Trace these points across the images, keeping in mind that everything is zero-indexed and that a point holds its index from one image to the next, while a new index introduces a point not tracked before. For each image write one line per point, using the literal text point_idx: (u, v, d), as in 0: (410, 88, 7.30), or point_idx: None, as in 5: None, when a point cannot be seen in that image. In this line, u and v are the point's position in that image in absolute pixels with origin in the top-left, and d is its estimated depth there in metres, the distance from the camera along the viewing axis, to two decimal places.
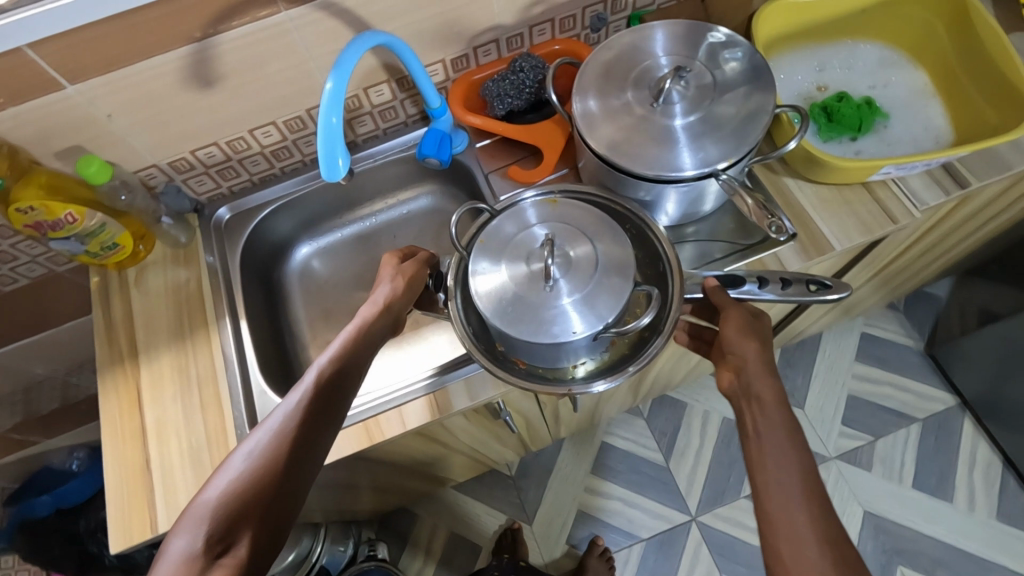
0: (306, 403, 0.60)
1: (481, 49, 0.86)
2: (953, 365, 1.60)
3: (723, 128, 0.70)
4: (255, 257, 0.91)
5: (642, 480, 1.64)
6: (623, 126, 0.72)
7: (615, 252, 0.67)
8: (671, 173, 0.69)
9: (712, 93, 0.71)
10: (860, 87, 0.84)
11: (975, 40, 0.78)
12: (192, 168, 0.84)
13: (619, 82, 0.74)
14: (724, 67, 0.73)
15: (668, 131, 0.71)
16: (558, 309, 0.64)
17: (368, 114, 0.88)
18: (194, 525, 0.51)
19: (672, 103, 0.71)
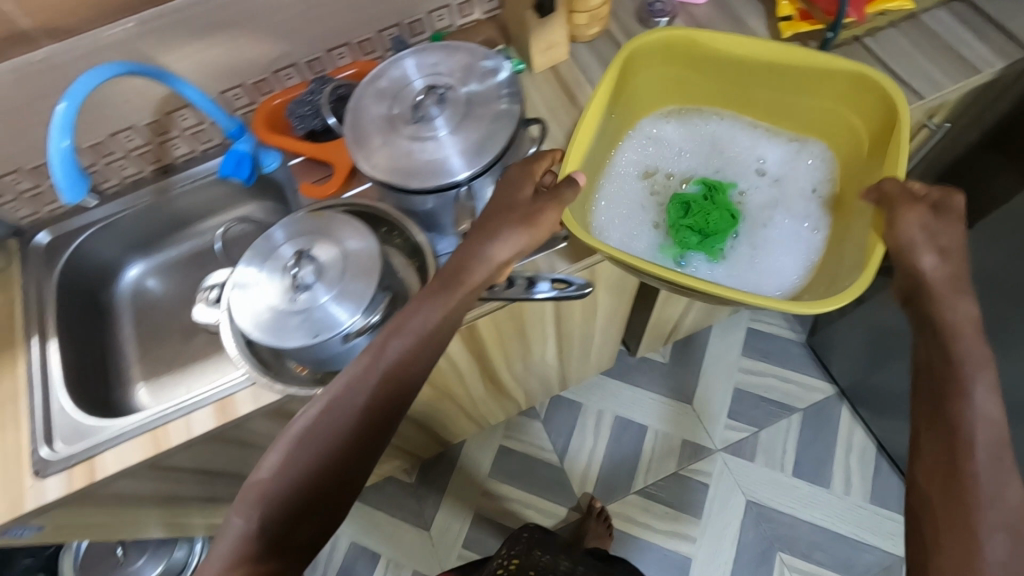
0: (371, 382, 0.62)
1: (282, 73, 0.91)
2: (829, 354, 1.67)
3: (472, 136, 0.75)
4: (81, 277, 0.94)
5: (537, 480, 1.68)
6: (386, 144, 0.76)
7: (364, 259, 0.70)
8: (415, 184, 0.73)
9: (463, 106, 0.77)
10: (674, 177, 0.90)
11: (754, 63, 0.85)
12: (4, 192, 0.88)
13: (385, 103, 0.79)
14: (477, 84, 0.78)
15: (418, 144, 0.75)
16: (306, 316, 0.68)
17: (179, 137, 0.92)
18: (248, 508, 0.58)
19: (429, 118, 0.76)
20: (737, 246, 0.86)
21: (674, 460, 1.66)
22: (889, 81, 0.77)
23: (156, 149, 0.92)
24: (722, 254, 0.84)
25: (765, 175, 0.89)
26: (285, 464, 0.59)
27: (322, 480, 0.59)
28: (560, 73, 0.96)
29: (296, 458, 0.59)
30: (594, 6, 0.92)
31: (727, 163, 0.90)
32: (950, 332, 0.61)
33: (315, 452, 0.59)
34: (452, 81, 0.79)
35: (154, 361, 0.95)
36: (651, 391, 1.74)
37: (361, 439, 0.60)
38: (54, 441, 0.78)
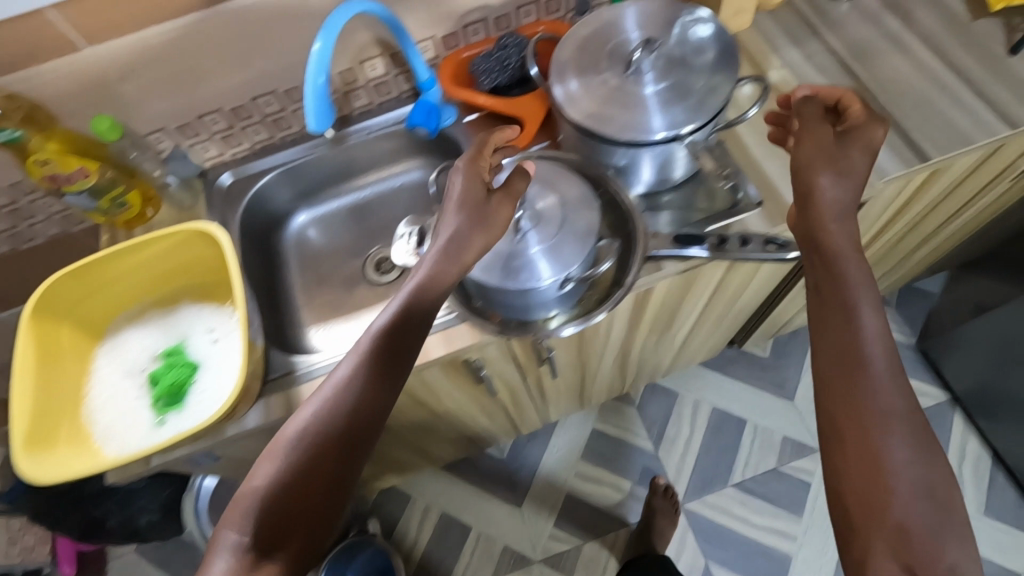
0: (336, 399, 0.61)
1: (471, 28, 0.91)
2: (945, 359, 1.61)
3: (688, 96, 0.75)
4: (256, 220, 0.97)
5: (630, 466, 1.66)
6: (593, 95, 0.77)
7: (577, 210, 0.74)
8: (639, 137, 0.74)
9: (676, 64, 0.77)
10: (143, 358, 0.80)
11: (109, 264, 0.77)
12: (197, 134, 0.91)
13: (595, 55, 0.81)
14: (692, 41, 0.79)
15: (639, 98, 0.76)
16: (526, 256, 0.71)
17: (363, 88, 0.93)
18: (242, 519, 0.56)
19: (642, 73, 0.77)
20: (197, 393, 0.76)
21: (774, 456, 1.62)
22: (204, 224, 0.75)
23: (339, 98, 0.93)
24: (191, 402, 0.76)
25: (181, 329, 0.82)
26: (277, 470, 0.58)
27: (277, 516, 0.56)
28: (742, 41, 0.94)
29: (286, 473, 0.58)
30: None
31: (178, 317, 0.82)
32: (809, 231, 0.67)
33: (313, 421, 0.60)
34: (666, 40, 0.79)
35: (318, 307, 0.97)
36: (749, 385, 1.71)
37: (326, 449, 0.59)
38: (268, 379, 0.80)
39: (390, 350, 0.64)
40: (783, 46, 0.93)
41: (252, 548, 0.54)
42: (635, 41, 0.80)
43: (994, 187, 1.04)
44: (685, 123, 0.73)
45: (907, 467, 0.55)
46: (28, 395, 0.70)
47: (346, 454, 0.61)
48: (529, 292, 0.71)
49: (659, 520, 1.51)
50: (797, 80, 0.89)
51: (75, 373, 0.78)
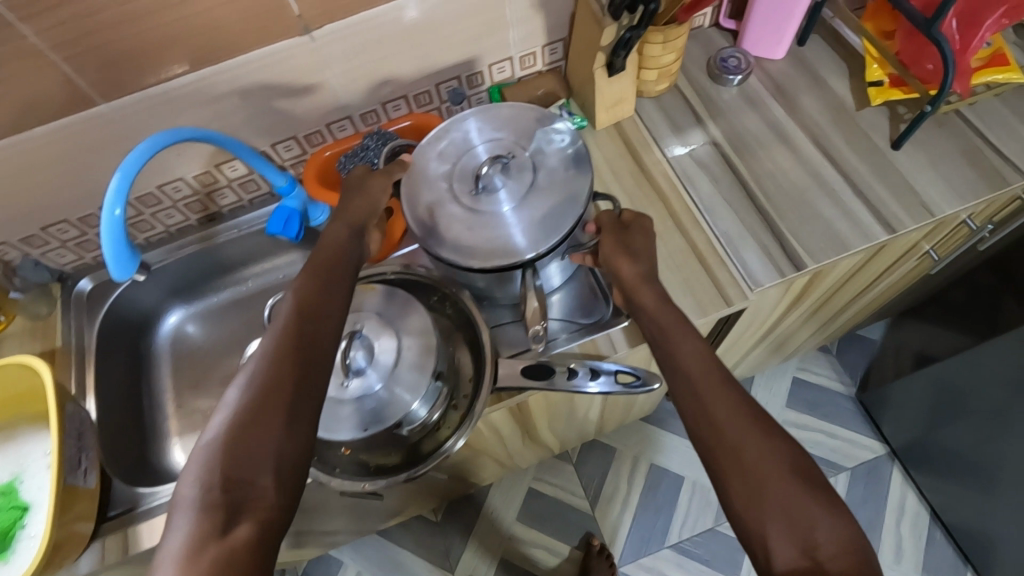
0: (265, 365, 0.56)
1: (335, 125, 0.88)
2: (883, 412, 1.58)
3: (539, 214, 0.70)
4: (120, 325, 0.92)
5: (566, 527, 1.62)
6: (445, 214, 0.71)
7: (417, 343, 0.68)
8: (499, 262, 0.68)
9: (530, 179, 0.72)
10: None
11: None
12: (48, 242, 0.86)
13: (447, 166, 0.75)
14: (546, 153, 0.74)
15: (492, 217, 0.71)
16: (355, 404, 0.64)
17: (227, 188, 0.89)
18: (201, 480, 0.50)
19: (493, 190, 0.72)
20: (22, 541, 0.71)
21: (711, 515, 1.59)
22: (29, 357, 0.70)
23: (203, 199, 0.89)
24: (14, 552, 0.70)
25: (16, 460, 0.76)
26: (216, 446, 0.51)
27: (233, 492, 0.49)
28: (623, 130, 0.91)
29: (235, 442, 0.51)
30: (666, 62, 0.85)
31: (14, 447, 0.77)
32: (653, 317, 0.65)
33: (252, 390, 0.54)
34: (521, 151, 0.74)
35: (189, 413, 0.92)
36: (687, 439, 1.67)
37: (275, 410, 0.53)
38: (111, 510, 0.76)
39: (309, 318, 0.60)
40: (665, 137, 0.89)
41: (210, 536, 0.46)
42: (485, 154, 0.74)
43: (898, 268, 1.01)
44: (535, 246, 0.68)
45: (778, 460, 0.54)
46: None
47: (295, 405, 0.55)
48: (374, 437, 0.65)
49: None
50: (675, 175, 0.86)
51: None
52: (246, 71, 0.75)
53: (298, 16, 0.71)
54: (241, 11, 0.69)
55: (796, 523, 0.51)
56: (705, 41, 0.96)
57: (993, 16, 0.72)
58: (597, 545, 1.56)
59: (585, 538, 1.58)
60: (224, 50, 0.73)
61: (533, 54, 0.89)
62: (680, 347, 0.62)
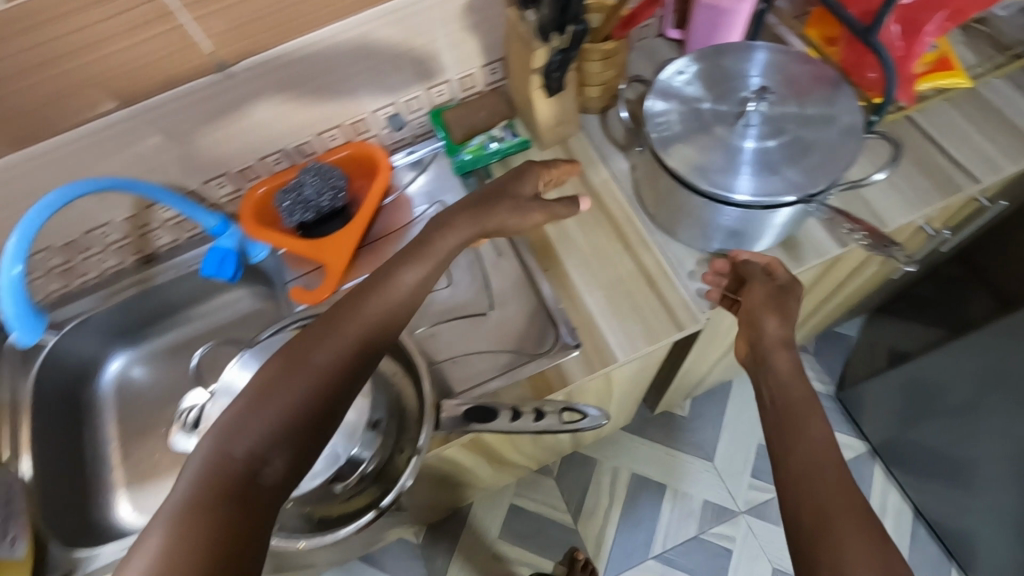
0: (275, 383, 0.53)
1: (270, 159, 0.84)
2: (862, 410, 1.57)
3: (814, 153, 0.66)
4: (58, 374, 0.88)
5: (549, 542, 1.59)
6: (694, 148, 0.69)
7: None
8: (729, 196, 0.67)
9: (788, 115, 0.68)
10: None
11: None
12: None
13: (693, 101, 0.72)
14: (807, 90, 0.70)
15: (740, 153, 0.68)
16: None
17: (161, 228, 0.86)
18: (178, 492, 0.46)
19: (750, 125, 0.68)
20: None
21: (694, 523, 1.57)
22: None
23: (137, 241, 0.86)
24: None
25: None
26: (235, 434, 0.50)
27: (232, 481, 0.47)
28: (571, 149, 0.88)
29: (254, 433, 0.50)
30: (609, 78, 0.83)
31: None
32: (778, 398, 0.65)
33: (292, 389, 0.52)
34: (781, 87, 0.70)
35: (136, 463, 0.89)
36: (667, 446, 1.65)
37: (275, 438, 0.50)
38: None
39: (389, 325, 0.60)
40: (611, 155, 0.87)
41: (197, 509, 0.45)
42: (757, 84, 0.71)
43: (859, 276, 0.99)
44: (784, 192, 0.65)
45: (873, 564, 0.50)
46: None
47: (319, 415, 0.53)
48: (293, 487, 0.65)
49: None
50: (623, 194, 0.84)
51: None
52: (166, 112, 0.72)
53: (210, 53, 0.68)
54: (152, 52, 0.65)
55: None
56: (650, 53, 0.93)
57: (934, 20, 0.70)
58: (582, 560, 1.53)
59: (569, 554, 1.56)
60: (139, 92, 0.69)
61: (471, 76, 0.87)
62: (806, 430, 0.61)
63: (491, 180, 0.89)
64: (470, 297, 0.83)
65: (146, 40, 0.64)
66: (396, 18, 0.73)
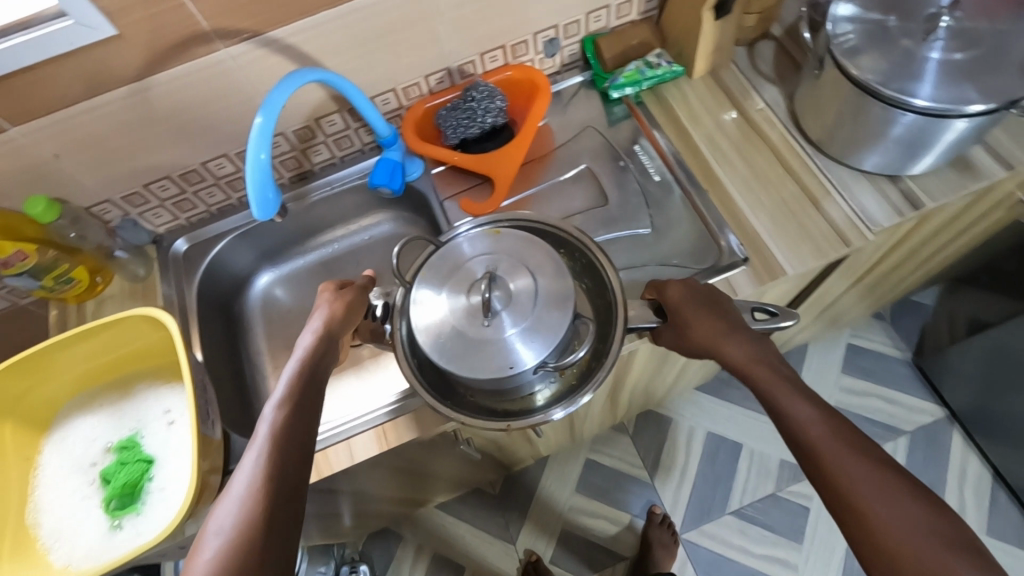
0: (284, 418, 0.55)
1: (434, 77, 0.86)
2: (943, 376, 1.58)
3: (1009, 64, 0.65)
4: (215, 286, 0.91)
5: (625, 496, 1.62)
6: (875, 59, 0.69)
7: (554, 285, 0.65)
8: (910, 103, 0.66)
9: (980, 31, 0.67)
10: (94, 452, 0.75)
11: (53, 354, 0.72)
12: (147, 202, 0.85)
13: (874, 17, 0.72)
14: (1007, 3, 0.68)
15: (924, 64, 0.67)
16: (499, 344, 0.62)
17: (323, 143, 0.88)
18: (222, 532, 0.47)
19: (938, 38, 0.68)
20: (152, 491, 0.71)
21: (771, 482, 1.58)
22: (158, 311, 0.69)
23: (299, 155, 0.88)
24: (145, 502, 0.70)
25: (134, 418, 0.76)
26: (222, 547, 0.46)
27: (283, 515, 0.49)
28: (721, 78, 0.90)
29: (263, 504, 0.49)
30: (770, 5, 0.84)
31: (135, 402, 0.77)
32: (792, 415, 0.57)
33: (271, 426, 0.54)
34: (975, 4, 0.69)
35: None
36: (743, 408, 1.67)
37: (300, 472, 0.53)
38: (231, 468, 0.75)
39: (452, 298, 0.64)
40: (763, 83, 0.89)
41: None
42: (947, 1, 0.70)
43: (988, 218, 1.00)
44: (975, 99, 0.64)
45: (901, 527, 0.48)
46: None
47: (293, 514, 0.50)
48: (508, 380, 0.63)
49: (658, 551, 1.48)
50: (781, 121, 0.85)
51: (19, 473, 0.72)
52: (356, 18, 0.73)
53: None
54: None
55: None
56: None
57: None
58: (660, 515, 1.56)
59: (647, 509, 1.58)
60: None
61: (630, 3, 0.88)
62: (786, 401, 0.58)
63: (641, 105, 0.91)
64: (627, 216, 0.84)
65: None
66: None
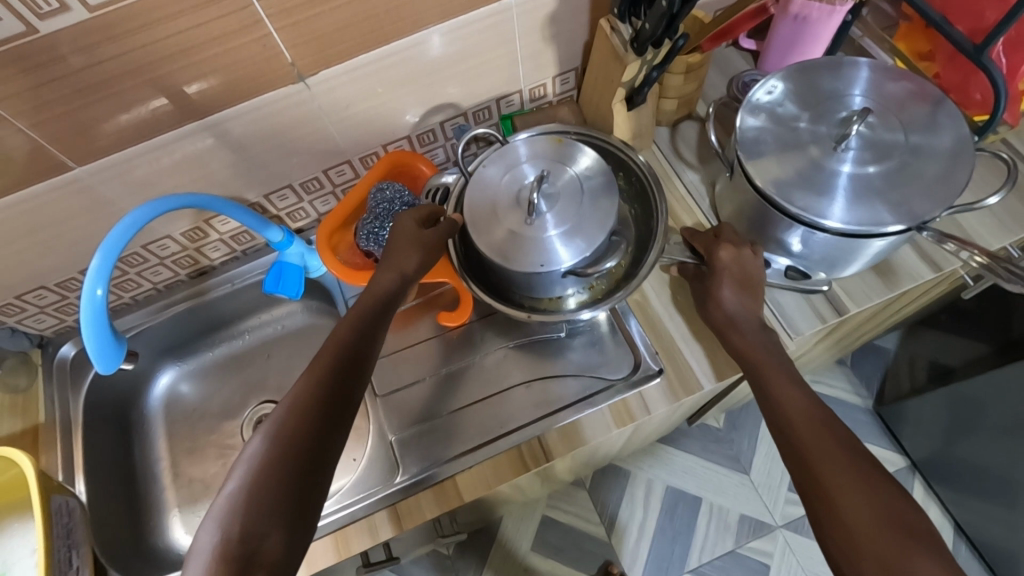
0: (311, 393, 0.56)
1: (334, 170, 0.82)
2: (902, 425, 1.54)
3: (920, 178, 0.62)
4: (107, 391, 0.85)
5: (583, 556, 1.57)
6: (784, 167, 0.65)
7: (603, 195, 0.65)
8: (819, 220, 0.62)
9: (890, 141, 0.64)
10: None
11: None
12: (24, 310, 0.79)
13: (785, 117, 0.68)
14: (913, 112, 0.66)
15: (835, 177, 0.63)
16: (539, 238, 0.63)
17: (218, 241, 0.83)
18: (215, 528, 0.49)
19: (849, 148, 0.64)
20: None
21: (731, 537, 1.54)
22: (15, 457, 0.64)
23: (192, 254, 0.83)
24: None
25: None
26: (225, 518, 0.49)
27: (275, 502, 0.50)
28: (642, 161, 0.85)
29: (261, 489, 0.50)
30: (687, 91, 0.80)
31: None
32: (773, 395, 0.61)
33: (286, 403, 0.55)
34: (884, 112, 0.66)
35: (188, 483, 0.86)
36: (703, 460, 1.63)
37: (307, 450, 0.53)
38: None
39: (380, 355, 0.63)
40: (685, 168, 0.84)
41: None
42: (858, 104, 0.67)
43: (928, 295, 0.96)
44: (889, 220, 0.60)
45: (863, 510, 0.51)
46: None
47: (302, 483, 0.52)
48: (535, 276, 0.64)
49: None
50: (700, 210, 0.81)
51: None
52: (234, 125, 0.69)
53: (290, 63, 0.64)
54: (229, 62, 0.62)
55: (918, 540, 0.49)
56: (723, 64, 0.90)
57: None
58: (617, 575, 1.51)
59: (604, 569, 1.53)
60: (211, 105, 0.66)
61: (543, 86, 0.83)
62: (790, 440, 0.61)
63: None
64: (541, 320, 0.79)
65: (224, 51, 0.60)
66: (477, 29, 0.69)
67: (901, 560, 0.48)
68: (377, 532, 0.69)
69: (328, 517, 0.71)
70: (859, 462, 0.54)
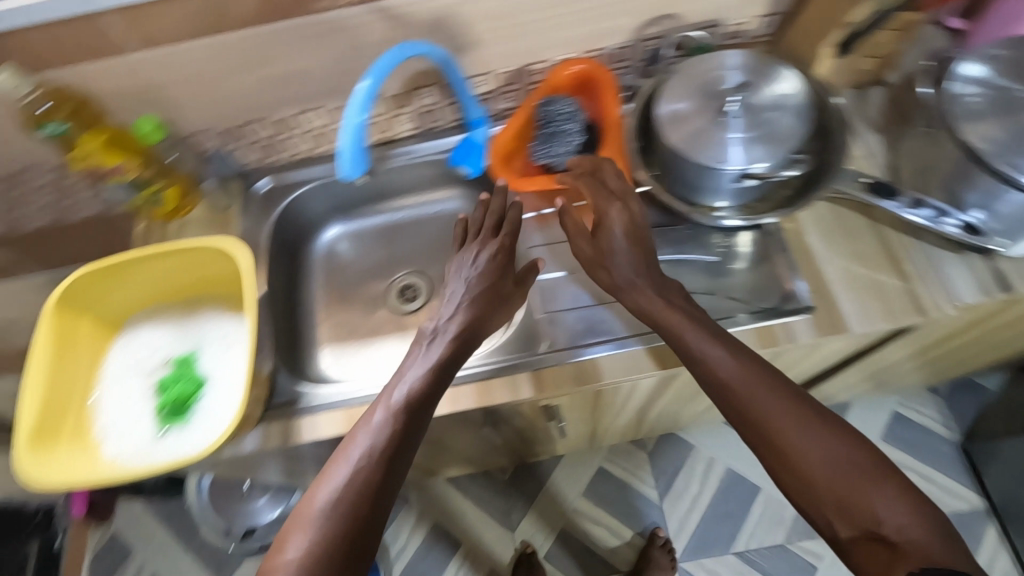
0: (397, 405, 0.64)
1: (531, 68, 0.88)
2: (989, 465, 1.49)
3: None
4: (287, 228, 0.96)
5: (632, 514, 1.61)
6: (991, 127, 0.67)
7: (791, 120, 0.73)
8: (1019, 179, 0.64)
9: None
10: (155, 361, 0.81)
11: (137, 267, 0.78)
12: (241, 139, 0.90)
13: (1000, 82, 0.69)
14: None
15: None
16: (721, 138, 0.72)
17: (411, 114, 0.91)
18: (310, 524, 0.57)
19: None
20: (201, 407, 0.76)
21: (782, 531, 1.55)
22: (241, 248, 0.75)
23: (387, 121, 0.91)
24: (194, 415, 0.76)
25: (195, 336, 0.82)
26: (322, 522, 0.57)
27: (365, 496, 0.59)
28: None
29: (353, 482, 0.59)
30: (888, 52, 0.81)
31: (200, 322, 0.83)
32: (703, 358, 0.65)
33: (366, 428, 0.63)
34: None
35: (336, 326, 0.96)
36: None
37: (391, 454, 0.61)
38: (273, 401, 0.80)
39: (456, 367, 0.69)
40: (866, 129, 0.85)
41: None
42: None
43: None
44: None
45: (827, 458, 0.58)
46: (38, 392, 0.70)
47: (389, 482, 0.61)
48: (705, 169, 0.73)
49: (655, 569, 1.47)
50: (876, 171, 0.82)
51: (86, 367, 0.79)
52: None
53: None
54: None
55: (864, 477, 0.57)
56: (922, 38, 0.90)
57: None
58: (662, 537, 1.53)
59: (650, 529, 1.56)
60: None
61: (744, 24, 0.86)
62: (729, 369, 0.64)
63: None
64: (695, 242, 0.83)
65: None
66: None
67: (853, 493, 0.56)
68: (518, 390, 0.75)
69: (472, 368, 0.78)
70: (803, 410, 0.61)
